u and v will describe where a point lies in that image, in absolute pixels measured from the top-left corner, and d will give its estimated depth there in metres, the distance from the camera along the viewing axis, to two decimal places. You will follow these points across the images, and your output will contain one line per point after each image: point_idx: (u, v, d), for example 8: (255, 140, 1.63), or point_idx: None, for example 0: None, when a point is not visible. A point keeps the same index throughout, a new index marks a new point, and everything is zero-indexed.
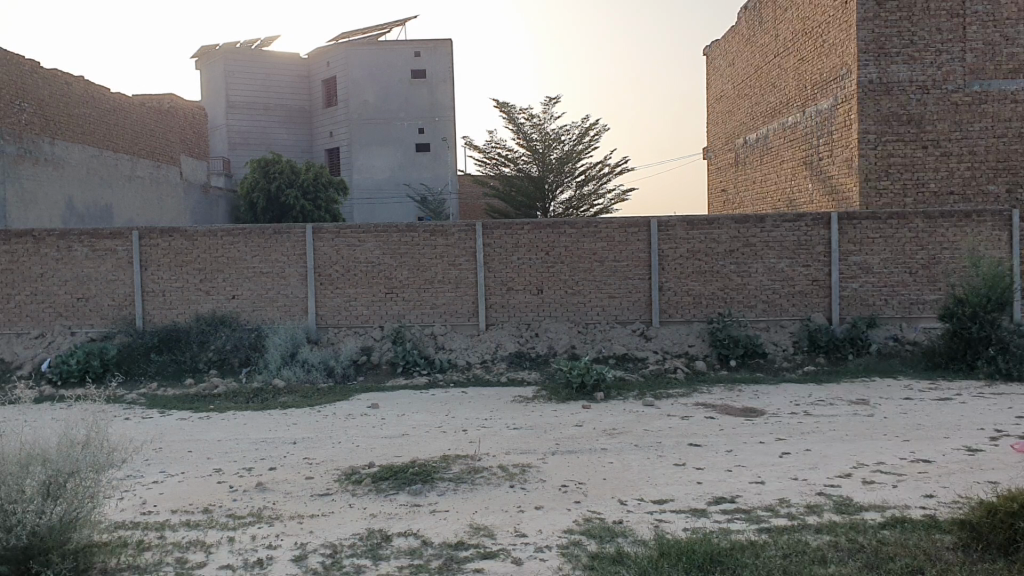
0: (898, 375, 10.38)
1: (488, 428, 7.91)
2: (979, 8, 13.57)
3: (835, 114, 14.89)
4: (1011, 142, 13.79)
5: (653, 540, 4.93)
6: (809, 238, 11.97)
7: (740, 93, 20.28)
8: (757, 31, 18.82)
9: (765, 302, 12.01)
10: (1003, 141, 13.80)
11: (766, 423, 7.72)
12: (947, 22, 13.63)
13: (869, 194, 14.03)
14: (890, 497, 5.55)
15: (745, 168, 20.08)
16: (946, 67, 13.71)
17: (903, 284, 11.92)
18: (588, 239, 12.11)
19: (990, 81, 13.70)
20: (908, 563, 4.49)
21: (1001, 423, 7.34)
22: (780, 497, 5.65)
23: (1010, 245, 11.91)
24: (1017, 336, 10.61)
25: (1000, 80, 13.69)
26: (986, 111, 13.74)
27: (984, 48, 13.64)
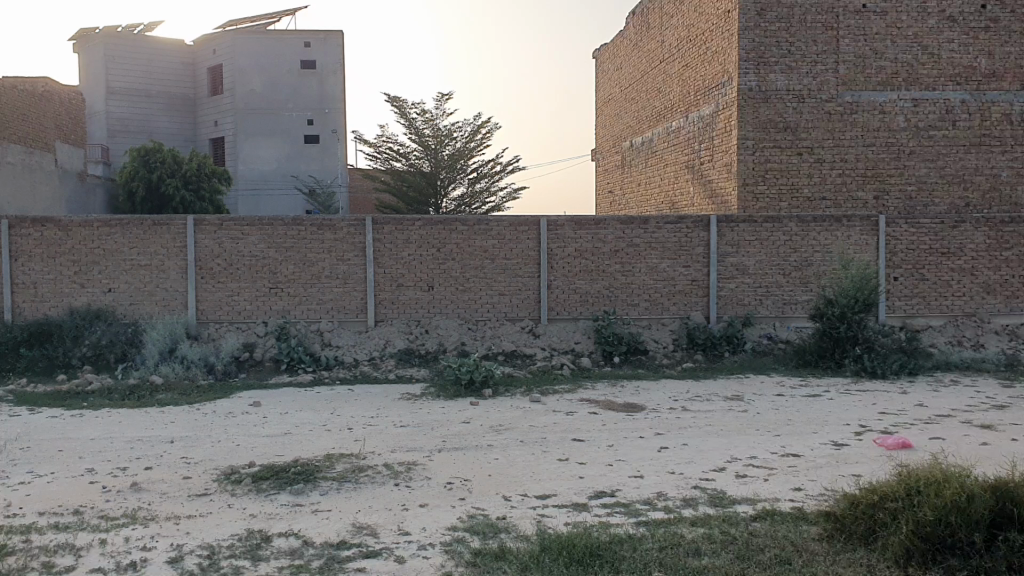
0: (771, 372, 10.81)
1: (374, 427, 7.84)
2: (851, 22, 13.73)
3: (716, 119, 15.11)
4: (880, 152, 13.98)
5: (535, 535, 5.00)
6: (689, 240, 12.30)
7: (627, 97, 20.67)
8: (643, 36, 19.25)
9: (648, 301, 12.30)
10: (872, 150, 13.96)
11: (646, 418, 7.92)
12: (822, 34, 13.75)
13: (746, 199, 14.03)
14: (762, 490, 5.78)
15: (631, 170, 20.50)
16: (821, 78, 13.83)
17: (776, 285, 12.38)
18: (480, 236, 12.13)
19: (861, 92, 13.85)
20: (777, 554, 4.72)
21: (865, 418, 7.72)
22: (658, 491, 5.81)
23: (876, 250, 12.58)
24: (881, 336, 11.20)
25: (870, 91, 13.87)
26: (856, 122, 13.91)
27: (856, 61, 13.80)
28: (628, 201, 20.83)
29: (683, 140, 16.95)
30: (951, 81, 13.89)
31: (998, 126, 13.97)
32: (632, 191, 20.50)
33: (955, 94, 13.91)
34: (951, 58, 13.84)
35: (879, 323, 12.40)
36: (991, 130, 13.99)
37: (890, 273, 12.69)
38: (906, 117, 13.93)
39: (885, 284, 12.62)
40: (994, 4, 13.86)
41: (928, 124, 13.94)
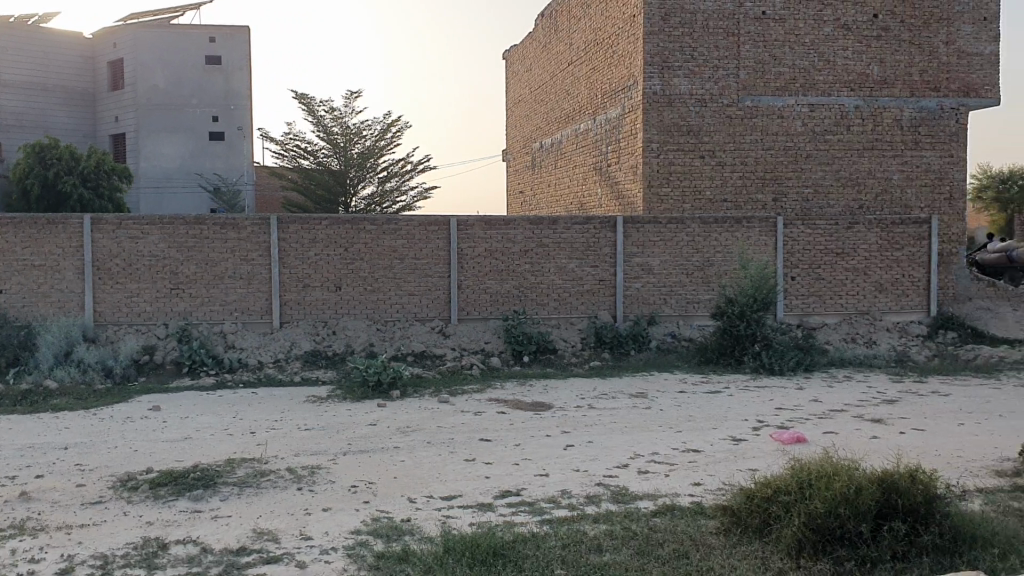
0: (675, 369, 11.03)
1: (278, 430, 7.71)
2: (750, 28, 14.11)
3: (623, 122, 15.29)
4: (777, 155, 14.37)
5: (439, 536, 5.00)
6: (596, 240, 12.46)
7: (536, 98, 20.82)
8: (552, 38, 19.39)
9: (557, 300, 12.42)
10: (771, 153, 14.35)
11: (553, 417, 7.99)
12: (724, 40, 14.08)
13: (651, 200, 14.14)
14: (663, 486, 5.90)
15: (541, 171, 20.67)
16: (722, 82, 14.14)
17: (680, 285, 12.64)
18: (388, 236, 12.05)
19: (760, 97, 14.23)
20: (676, 548, 4.83)
21: (763, 413, 7.96)
22: (562, 488, 5.87)
23: (775, 250, 12.98)
24: (779, 333, 11.56)
25: (769, 96, 14.26)
26: (756, 126, 14.29)
27: (755, 66, 14.17)
28: (538, 202, 21.00)
29: (591, 142, 17.16)
30: (845, 87, 14.37)
31: (890, 131, 14.52)
32: (541, 192, 20.68)
33: (848, 100, 14.40)
34: (845, 64, 14.33)
35: (778, 321, 12.84)
36: (882, 135, 14.53)
37: (788, 273, 13.11)
38: (803, 121, 14.36)
39: (783, 283, 13.05)
40: (885, 14, 14.41)
41: (823, 129, 14.40)
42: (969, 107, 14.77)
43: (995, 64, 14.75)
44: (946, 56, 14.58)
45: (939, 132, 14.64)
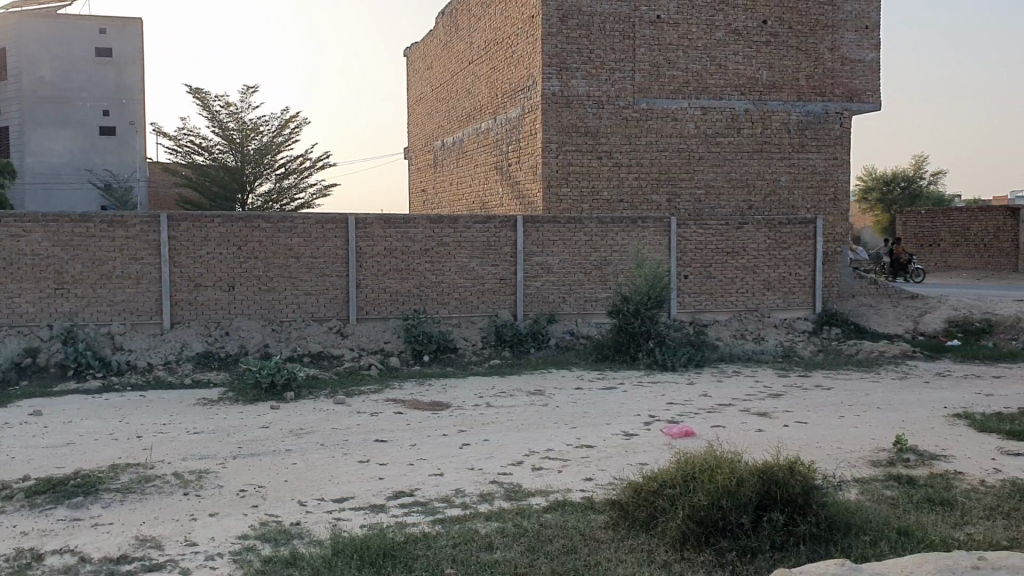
0: (572, 367, 11.17)
1: (166, 434, 7.50)
2: (646, 32, 14.37)
3: (522, 122, 15.38)
4: (671, 156, 14.67)
5: (329, 539, 4.95)
6: (496, 239, 12.51)
7: (437, 96, 20.77)
8: (453, 36, 19.37)
9: (457, 299, 12.42)
10: (665, 155, 14.64)
11: (450, 416, 7.99)
12: (620, 43, 14.30)
13: (550, 200, 14.25)
14: (555, 482, 5.97)
15: (442, 169, 20.64)
16: (619, 84, 14.35)
17: (579, 284, 12.82)
18: (283, 234, 11.86)
19: (655, 99, 14.49)
20: (565, 544, 4.89)
21: (655, 409, 8.12)
22: (456, 487, 5.88)
23: (668, 249, 13.29)
24: (671, 330, 11.84)
25: (664, 99, 14.53)
26: (651, 127, 14.55)
27: (650, 70, 14.44)
28: (440, 200, 20.98)
29: (492, 141, 17.22)
30: (736, 91, 14.76)
31: (779, 134, 15.00)
32: (443, 190, 20.66)
33: (739, 103, 14.80)
34: (736, 69, 14.73)
35: (671, 318, 13.20)
36: (771, 138, 14.99)
37: (681, 272, 13.41)
38: (696, 124, 14.70)
39: (676, 281, 13.36)
40: (774, 21, 14.87)
41: (715, 132, 14.77)
42: (852, 112, 15.36)
43: (876, 71, 15.36)
44: (831, 62, 15.13)
45: (824, 136, 15.19)
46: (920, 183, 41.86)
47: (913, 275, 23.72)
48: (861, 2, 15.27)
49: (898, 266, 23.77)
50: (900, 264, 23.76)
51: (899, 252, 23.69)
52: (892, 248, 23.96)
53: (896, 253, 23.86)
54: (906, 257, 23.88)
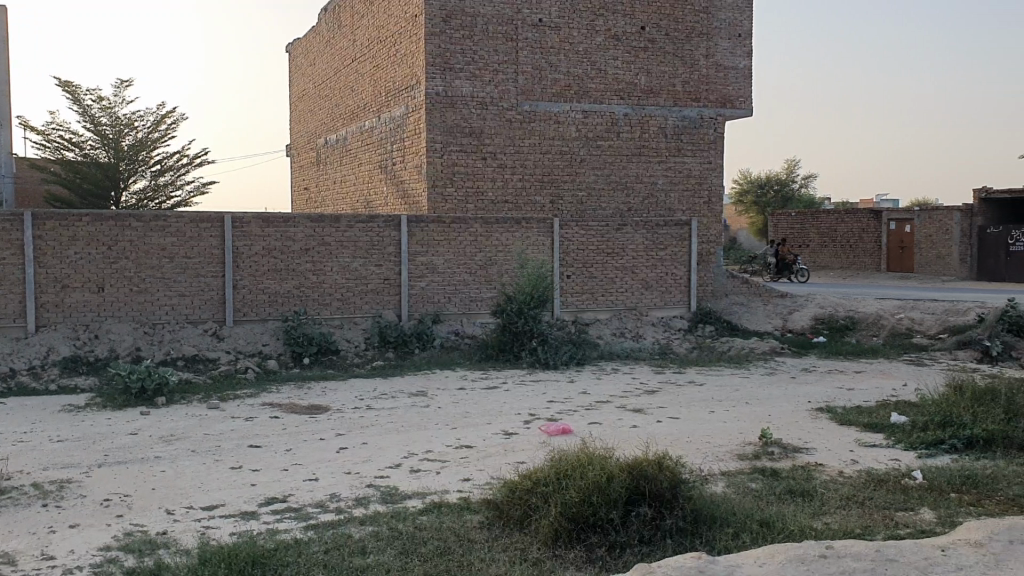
0: (455, 367, 11.19)
1: (26, 444, 7.16)
2: (528, 35, 14.52)
3: (406, 122, 15.29)
4: (553, 158, 14.84)
5: (196, 548, 4.82)
6: (379, 240, 12.45)
7: (320, 93, 20.48)
8: (336, 33, 19.12)
9: (339, 300, 12.28)
10: (548, 157, 14.80)
11: (329, 419, 7.90)
12: (503, 45, 14.40)
13: (435, 199, 14.20)
14: (432, 483, 5.98)
15: (325, 168, 20.38)
16: (501, 86, 14.44)
17: (463, 284, 12.90)
18: (156, 234, 11.47)
19: (538, 102, 14.65)
20: (438, 546, 4.89)
21: (535, 408, 8.22)
22: (330, 492, 5.82)
23: (552, 249, 13.46)
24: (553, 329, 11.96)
25: (546, 101, 14.70)
26: (534, 130, 14.69)
27: (532, 72, 14.59)
28: (323, 199, 20.69)
29: (375, 140, 17.09)
30: (616, 95, 15.07)
31: (656, 138, 15.38)
32: (326, 189, 20.39)
33: (618, 108, 15.10)
34: (615, 74, 15.04)
35: (555, 318, 13.35)
36: (649, 142, 15.35)
37: (563, 272, 13.60)
38: (577, 127, 14.92)
39: (559, 280, 13.54)
40: (651, 27, 15.24)
41: (596, 135, 15.02)
42: (725, 117, 15.87)
43: (748, 78, 15.90)
44: (706, 69, 15.60)
45: (700, 140, 15.64)
46: (792, 186, 43.65)
47: (797, 274, 24.67)
48: (733, 11, 15.79)
49: (784, 266, 24.68)
50: (784, 264, 24.67)
51: (783, 253, 24.60)
52: (777, 248, 24.85)
53: (781, 254, 24.77)
54: (790, 256, 24.81)
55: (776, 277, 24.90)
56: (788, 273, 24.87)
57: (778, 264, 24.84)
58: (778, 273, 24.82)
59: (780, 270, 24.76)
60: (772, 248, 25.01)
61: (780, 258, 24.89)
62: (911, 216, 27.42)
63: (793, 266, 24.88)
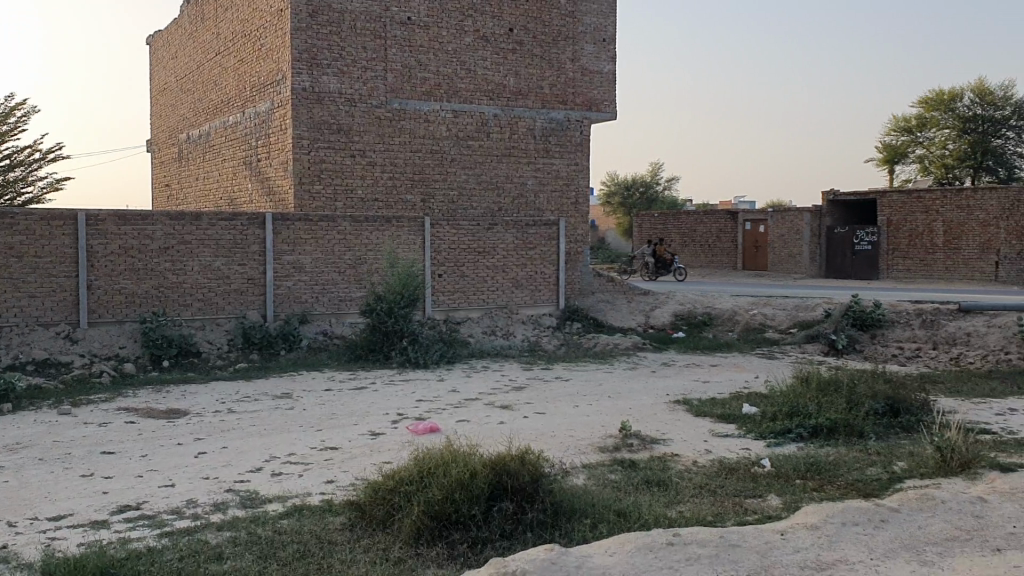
0: (323, 368, 11.04)
1: None
2: (396, 33, 14.46)
3: (272, 117, 14.95)
4: (424, 157, 14.81)
5: (38, 562, 4.59)
6: (243, 238, 12.17)
7: (183, 87, 19.81)
8: (199, 26, 18.53)
9: (201, 301, 11.90)
10: (418, 156, 14.76)
11: (188, 424, 7.67)
12: (371, 42, 14.29)
13: (302, 197, 13.91)
14: (294, 487, 5.89)
15: (187, 164, 19.72)
16: (370, 84, 14.30)
17: (331, 283, 12.79)
18: (3, 230, 10.75)
19: (407, 100, 14.59)
20: (297, 549, 4.82)
21: (402, 407, 8.21)
22: (187, 498, 5.66)
23: (422, 249, 13.63)
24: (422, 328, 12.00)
25: (415, 100, 14.65)
26: (402, 128, 14.61)
27: (401, 71, 14.52)
28: (185, 196, 20.01)
29: (240, 136, 16.64)
30: (485, 96, 15.17)
31: (525, 139, 15.55)
32: (188, 186, 19.73)
33: (488, 108, 15.21)
34: (484, 74, 15.14)
35: (427, 317, 13.47)
36: (519, 143, 15.51)
37: (435, 271, 13.78)
38: (447, 127, 14.93)
39: (431, 280, 13.69)
40: (519, 29, 15.42)
41: (466, 135, 15.08)
42: (592, 120, 16.19)
43: (612, 82, 16.27)
44: (573, 72, 15.89)
45: (567, 142, 15.92)
46: (657, 188, 45.10)
47: (676, 272, 25.32)
48: (598, 16, 16.12)
49: (663, 265, 25.29)
50: (663, 263, 25.29)
51: (661, 252, 25.20)
52: (654, 248, 25.44)
53: (659, 253, 25.36)
54: (668, 255, 25.45)
55: (655, 276, 25.49)
56: (667, 272, 25.50)
57: (657, 263, 25.43)
58: (657, 272, 25.42)
59: (660, 269, 25.35)
60: (651, 248, 25.58)
61: (658, 258, 25.50)
62: (766, 216, 28.65)
63: (671, 265, 25.53)
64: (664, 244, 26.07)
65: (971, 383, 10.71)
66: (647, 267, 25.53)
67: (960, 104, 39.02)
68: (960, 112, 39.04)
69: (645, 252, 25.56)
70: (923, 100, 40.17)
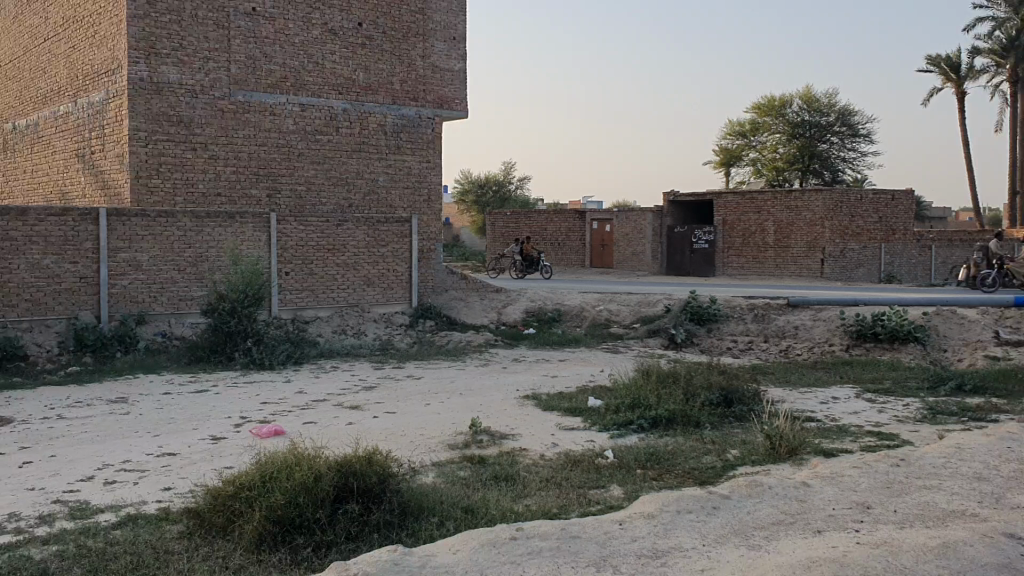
0: (162, 370, 10.59)
1: None
2: (240, 23, 14.04)
3: (107, 107, 14.21)
4: (271, 152, 14.42)
5: None
6: (75, 234, 11.53)
7: (7, 73, 18.56)
8: (25, 9, 17.41)
9: (28, 301, 11.14)
10: (264, 150, 14.35)
11: (12, 432, 7.20)
12: (213, 32, 13.82)
13: (140, 191, 13.26)
14: (128, 495, 5.62)
15: (12, 155, 18.49)
16: (212, 75, 13.81)
17: (171, 282, 12.34)
18: None
19: (251, 92, 14.16)
20: (131, 560, 4.60)
21: (247, 410, 7.98)
22: (9, 512, 5.30)
23: (268, 246, 13.46)
24: (267, 328, 11.76)
25: (260, 93, 14.25)
26: (247, 121, 14.17)
27: (246, 62, 14.09)
28: (10, 189, 18.75)
29: (71, 126, 15.73)
30: (334, 90, 14.92)
31: (375, 135, 15.39)
32: (14, 179, 18.50)
33: (337, 102, 14.96)
34: (333, 68, 14.89)
35: (271, 317, 13.32)
36: (368, 138, 15.34)
37: (281, 269, 13.62)
38: (294, 121, 14.60)
39: (277, 278, 13.54)
40: (368, 24, 15.27)
41: (314, 129, 14.78)
42: (442, 117, 16.19)
43: (462, 80, 16.31)
44: (423, 69, 15.85)
45: (418, 139, 15.85)
46: (509, 187, 45.79)
47: (543, 270, 25.26)
48: (448, 14, 16.14)
49: (530, 263, 25.19)
50: (529, 261, 25.18)
51: (528, 250, 25.06)
52: (521, 246, 25.31)
53: (526, 251, 25.24)
54: (535, 253, 25.36)
55: (522, 274, 25.36)
56: (534, 270, 25.41)
57: (525, 261, 25.32)
58: (524, 270, 25.29)
59: (527, 267, 25.22)
60: (518, 246, 25.42)
61: (526, 255, 25.37)
62: (613, 215, 29.49)
63: (538, 263, 25.44)
64: (530, 241, 25.89)
65: (798, 374, 11.38)
66: (514, 265, 25.37)
67: (790, 111, 41.32)
68: (790, 117, 41.28)
69: (512, 249, 25.38)
70: (757, 105, 42.16)
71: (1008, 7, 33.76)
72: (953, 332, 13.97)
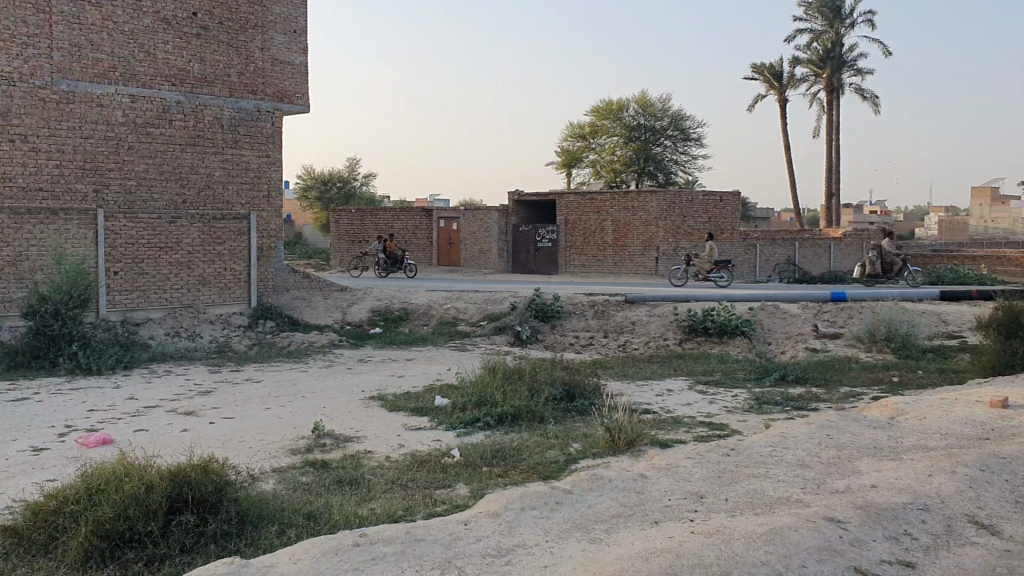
0: None
1: None
2: (64, 8, 13.19)
3: None
4: (98, 144, 13.61)
5: None
6: None
7: None
8: None
9: None
10: (90, 143, 13.53)
11: None
12: (33, 16, 12.92)
13: None
14: None
15: None
16: (32, 62, 12.90)
17: None
18: None
19: (75, 81, 13.30)
20: None
21: (72, 418, 7.50)
22: None
23: (95, 244, 13.59)
24: (95, 330, 11.19)
25: (85, 82, 13.41)
26: (71, 111, 13.32)
27: (69, 49, 13.23)
28: None
29: None
30: (166, 81, 14.24)
31: (211, 128, 14.82)
32: None
33: (169, 94, 14.28)
34: (166, 58, 14.23)
35: (101, 318, 13.42)
36: (204, 132, 14.74)
37: (110, 267, 13.74)
38: (123, 112, 13.84)
39: (107, 278, 13.67)
40: (203, 14, 14.68)
41: (145, 121, 14.07)
42: (283, 112, 15.74)
43: (304, 74, 15.91)
44: (263, 62, 15.37)
45: (256, 133, 15.35)
46: (353, 184, 45.18)
47: (407, 268, 24.81)
48: (289, 7, 15.71)
49: (393, 261, 24.70)
50: (393, 259, 24.68)
51: (392, 248, 24.61)
52: (385, 244, 24.84)
53: (390, 249, 24.72)
54: (399, 251, 24.89)
55: (385, 273, 24.86)
56: (398, 268, 24.93)
57: (388, 259, 24.80)
58: (388, 268, 24.77)
59: (391, 265, 24.78)
60: (381, 245, 25.02)
61: (389, 254, 24.85)
62: (458, 214, 29.53)
63: (402, 261, 25.03)
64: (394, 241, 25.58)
65: (636, 367, 11.78)
66: (377, 264, 24.81)
67: (626, 115, 42.79)
68: (626, 121, 42.73)
69: (375, 248, 24.81)
70: (594, 109, 43.47)
71: (824, 21, 36.12)
72: (776, 326, 14.85)
